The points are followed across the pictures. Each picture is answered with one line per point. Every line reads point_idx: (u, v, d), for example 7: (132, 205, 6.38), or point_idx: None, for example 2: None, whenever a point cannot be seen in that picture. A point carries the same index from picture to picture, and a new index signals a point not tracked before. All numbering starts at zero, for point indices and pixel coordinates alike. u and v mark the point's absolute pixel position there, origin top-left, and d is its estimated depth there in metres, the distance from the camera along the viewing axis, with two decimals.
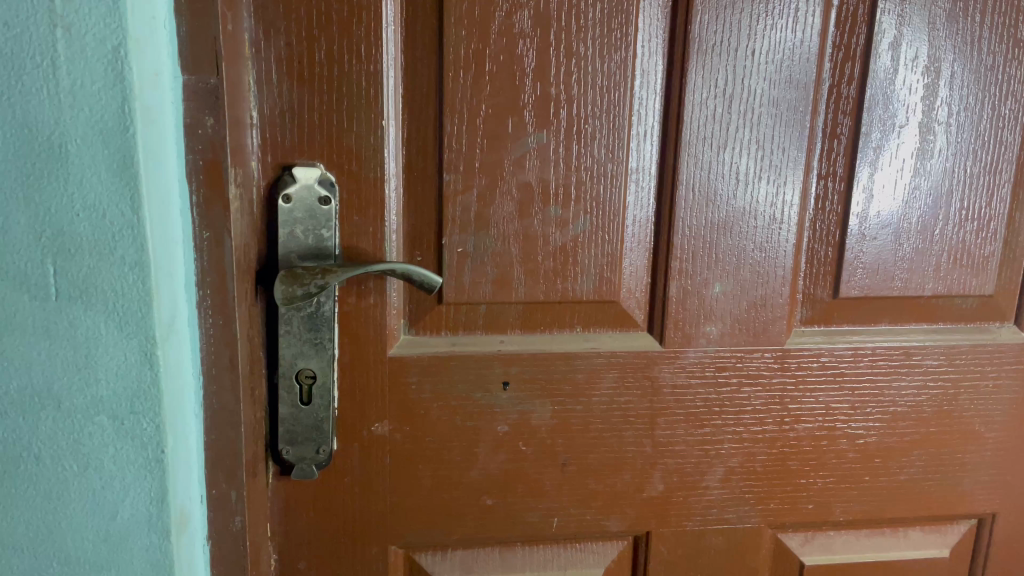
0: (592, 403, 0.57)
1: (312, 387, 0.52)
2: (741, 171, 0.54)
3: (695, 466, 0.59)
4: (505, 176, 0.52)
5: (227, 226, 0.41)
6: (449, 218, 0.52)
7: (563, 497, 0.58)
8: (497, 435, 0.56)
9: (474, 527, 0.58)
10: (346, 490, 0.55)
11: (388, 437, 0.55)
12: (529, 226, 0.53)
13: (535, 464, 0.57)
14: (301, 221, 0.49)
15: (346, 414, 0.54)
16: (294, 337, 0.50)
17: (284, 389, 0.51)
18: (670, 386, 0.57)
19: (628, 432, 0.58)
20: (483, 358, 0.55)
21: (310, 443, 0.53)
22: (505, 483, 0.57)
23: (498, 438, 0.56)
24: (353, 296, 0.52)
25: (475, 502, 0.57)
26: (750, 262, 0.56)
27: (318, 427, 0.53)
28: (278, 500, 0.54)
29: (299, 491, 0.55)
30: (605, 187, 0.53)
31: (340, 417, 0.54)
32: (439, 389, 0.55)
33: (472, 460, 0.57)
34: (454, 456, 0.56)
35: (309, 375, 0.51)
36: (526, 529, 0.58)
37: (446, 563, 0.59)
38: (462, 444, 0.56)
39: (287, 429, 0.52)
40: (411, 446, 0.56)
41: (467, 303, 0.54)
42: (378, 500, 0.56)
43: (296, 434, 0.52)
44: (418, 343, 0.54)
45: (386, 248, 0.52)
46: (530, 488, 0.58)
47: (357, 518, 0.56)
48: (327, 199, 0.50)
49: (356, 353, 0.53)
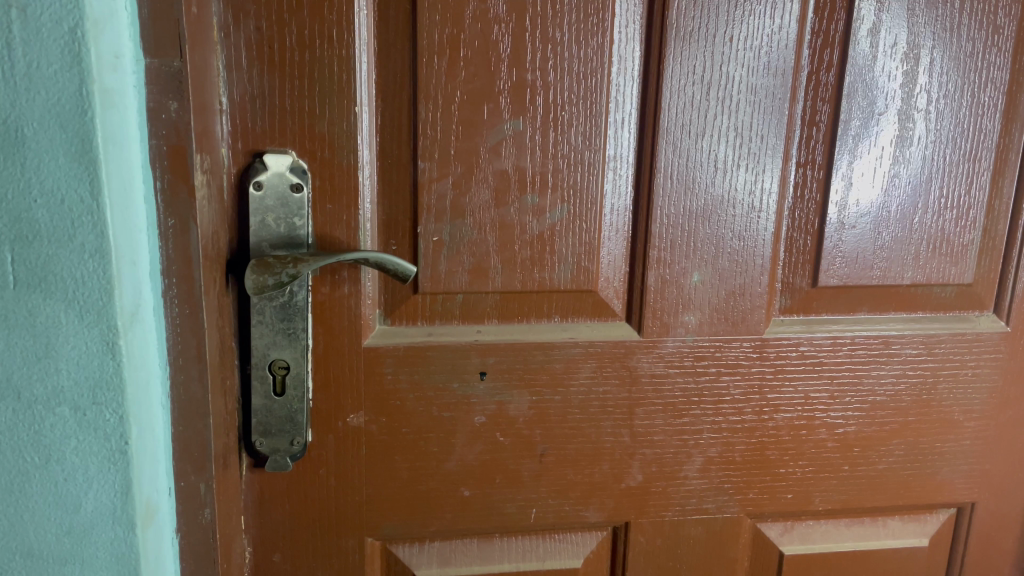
0: (569, 393, 0.56)
1: (285, 378, 0.51)
2: (720, 159, 0.54)
3: (673, 456, 0.59)
4: (481, 163, 0.51)
5: (193, 212, 0.40)
6: (424, 206, 0.51)
7: (541, 488, 0.58)
8: (474, 426, 0.56)
9: (452, 519, 0.57)
10: (321, 481, 0.55)
11: (363, 428, 0.54)
12: (505, 214, 0.52)
13: (513, 454, 0.57)
14: (272, 209, 0.49)
15: (321, 406, 0.53)
16: (267, 327, 0.50)
17: (256, 380, 0.51)
18: (649, 375, 0.57)
19: (606, 422, 0.57)
20: (460, 348, 0.54)
21: (283, 435, 0.52)
22: (482, 474, 0.57)
23: (475, 429, 0.56)
24: (327, 285, 0.51)
25: (452, 493, 0.57)
26: (728, 251, 0.56)
27: (292, 419, 0.52)
28: (252, 492, 0.54)
29: (273, 483, 0.54)
30: (582, 176, 0.53)
31: (314, 409, 0.53)
32: (415, 379, 0.54)
33: (449, 451, 0.56)
34: (431, 447, 0.56)
35: (282, 366, 0.51)
36: (503, 520, 0.58)
37: (424, 555, 0.58)
38: (439, 435, 0.56)
39: (261, 421, 0.52)
40: (387, 437, 0.55)
41: (443, 293, 0.53)
42: (353, 492, 0.56)
43: (269, 426, 0.52)
44: (393, 333, 0.54)
45: (360, 237, 0.51)
46: (508, 479, 0.57)
47: (332, 511, 0.56)
48: (299, 186, 0.49)
49: (330, 342, 0.52)
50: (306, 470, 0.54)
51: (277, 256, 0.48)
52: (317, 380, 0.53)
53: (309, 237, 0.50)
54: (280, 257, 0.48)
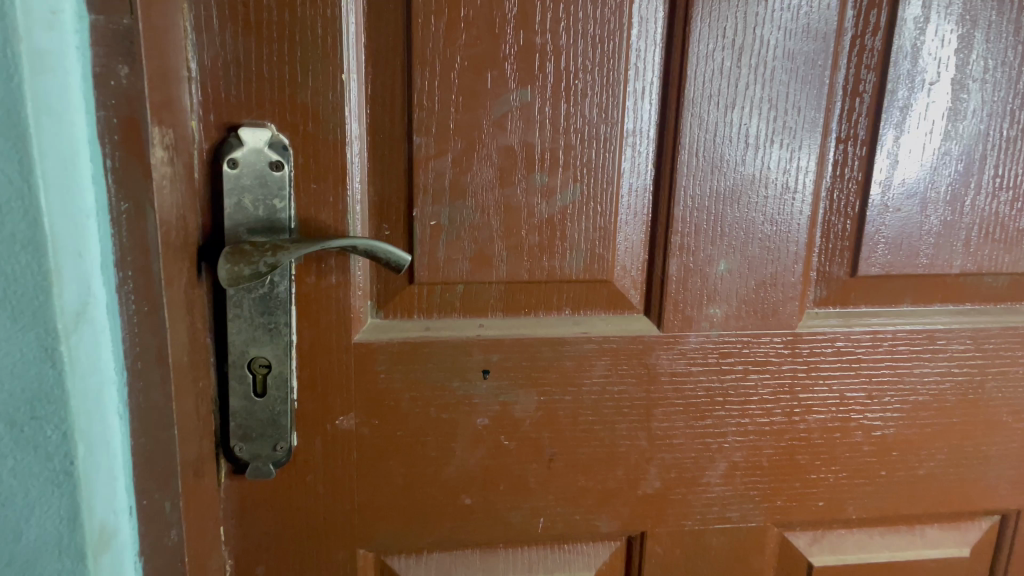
0: (581, 393, 0.51)
1: (267, 377, 0.46)
2: (751, 134, 0.48)
3: (695, 461, 0.54)
4: (484, 139, 0.46)
5: (149, 195, 0.35)
6: (419, 186, 0.46)
7: (550, 495, 0.53)
8: (475, 428, 0.51)
9: (453, 528, 0.52)
10: (308, 489, 0.50)
11: (354, 432, 0.49)
12: (511, 196, 0.47)
13: (519, 459, 0.52)
14: (249, 189, 0.43)
15: (307, 407, 0.48)
16: (244, 321, 0.45)
17: (234, 379, 0.46)
18: (669, 374, 0.51)
19: (621, 424, 0.52)
20: (460, 344, 0.49)
21: (265, 439, 0.47)
22: (485, 481, 0.52)
23: (476, 431, 0.51)
24: (312, 275, 0.46)
25: (452, 501, 0.52)
26: (759, 237, 0.50)
27: (274, 421, 0.47)
28: (232, 500, 0.49)
29: (256, 490, 0.49)
30: (597, 155, 0.47)
31: (300, 411, 0.48)
32: (411, 377, 0.49)
33: (448, 456, 0.51)
34: (429, 452, 0.51)
35: (264, 362, 0.46)
36: (508, 530, 0.53)
37: (421, 568, 0.53)
38: (437, 438, 0.50)
39: (240, 424, 0.47)
40: (380, 441, 0.50)
41: (442, 283, 0.48)
42: (343, 500, 0.51)
43: (250, 429, 0.47)
44: (386, 327, 0.49)
45: (350, 220, 0.46)
46: (513, 485, 0.52)
47: (321, 520, 0.51)
48: (279, 164, 0.44)
49: (316, 337, 0.47)
50: (292, 476, 0.49)
51: (253, 243, 0.43)
52: (302, 378, 0.48)
53: (291, 219, 0.45)
54: (256, 243, 0.43)
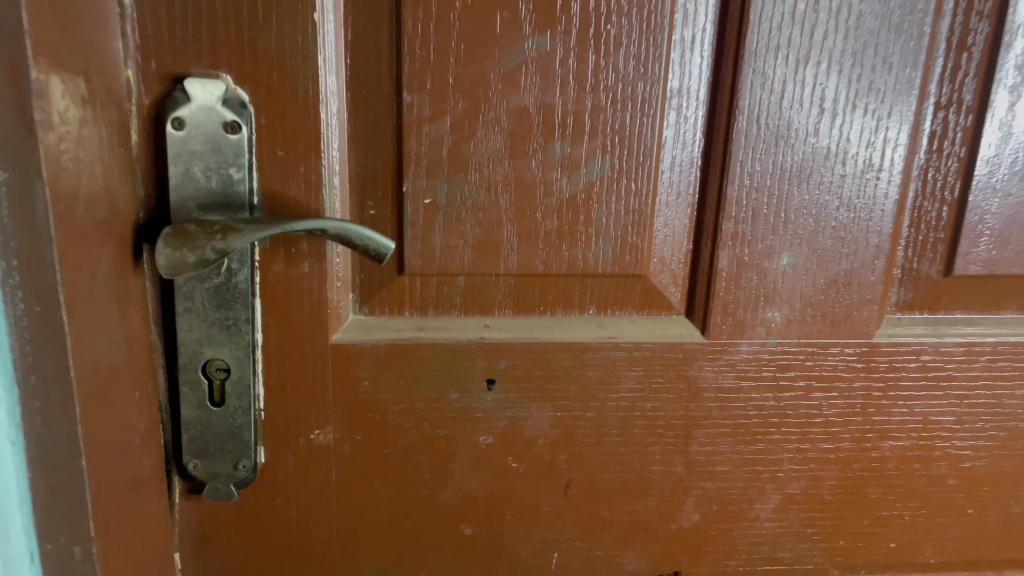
0: (606, 410, 0.42)
1: (225, 384, 0.39)
2: (828, 97, 0.38)
3: (741, 492, 0.45)
4: (491, 98, 0.37)
5: (35, 163, 0.26)
6: (411, 156, 0.37)
7: (566, 528, 0.44)
8: (477, 448, 0.42)
9: (450, 561, 0.44)
10: (279, 513, 0.42)
11: (333, 448, 0.41)
12: (524, 169, 0.38)
13: (529, 485, 0.43)
14: (199, 156, 0.35)
15: (276, 419, 0.41)
16: (197, 317, 0.37)
17: (186, 386, 0.38)
18: (714, 389, 0.42)
19: (654, 448, 0.43)
20: (461, 348, 0.40)
21: (224, 455, 0.40)
22: (489, 509, 0.44)
23: (479, 452, 0.42)
24: (280, 262, 0.38)
25: (450, 531, 0.44)
26: (832, 226, 0.40)
27: (235, 436, 0.39)
28: (189, 524, 0.42)
29: (216, 514, 0.42)
30: (631, 122, 0.38)
31: (267, 422, 0.41)
32: (401, 386, 0.41)
33: (445, 479, 0.43)
34: (422, 474, 0.43)
35: (221, 365, 0.38)
36: (515, 566, 0.45)
37: None
38: (432, 458, 0.42)
39: (194, 439, 0.39)
40: (364, 460, 0.42)
41: (439, 274, 0.39)
42: (320, 528, 0.43)
43: (205, 445, 0.39)
44: (372, 326, 0.40)
45: (325, 196, 0.37)
46: (522, 515, 0.44)
47: (294, 548, 0.43)
48: (235, 125, 0.35)
49: (285, 337, 0.39)
50: (259, 498, 0.42)
51: (200, 222, 0.35)
52: (270, 385, 0.40)
53: (252, 193, 0.37)
54: (203, 223, 0.35)
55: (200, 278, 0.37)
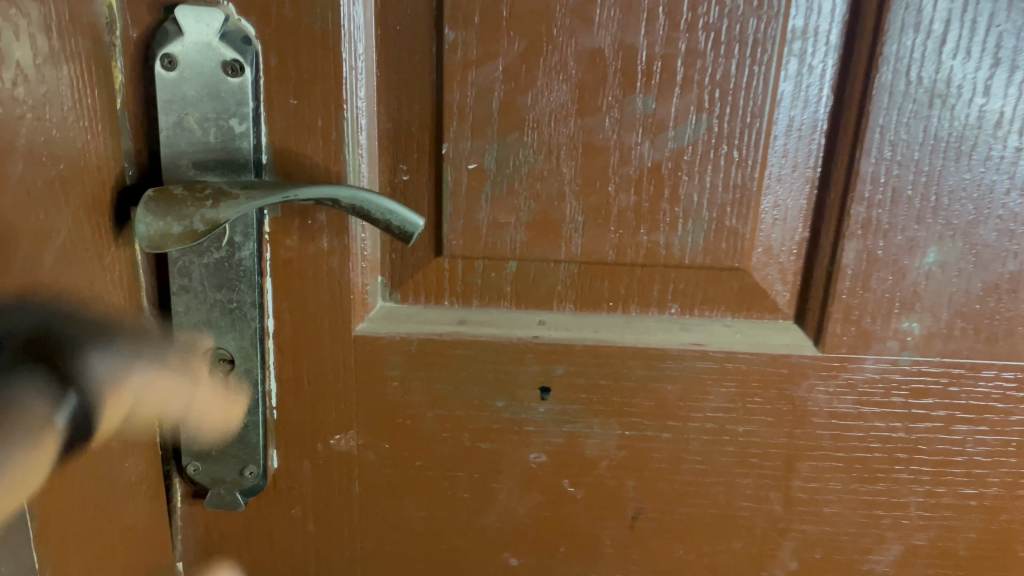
0: (687, 432, 0.34)
1: (229, 378, 0.32)
2: (1009, 43, 0.28)
3: (852, 540, 0.36)
4: (556, 36, 0.29)
5: None
6: (452, 108, 0.30)
7: (631, 566, 0.37)
8: (526, 467, 0.35)
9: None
10: (294, 526, 0.36)
11: (356, 457, 0.35)
12: (594, 129, 0.30)
13: (588, 514, 0.36)
14: (194, 104, 0.29)
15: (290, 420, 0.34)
16: (195, 298, 0.31)
17: None
18: (825, 415, 0.34)
19: (744, 480, 0.35)
20: (509, 349, 0.33)
21: (228, 460, 0.34)
22: (538, 538, 0.36)
23: (528, 471, 0.35)
24: (294, 236, 0.31)
25: (492, 559, 0.37)
26: (999, 215, 0.31)
27: (241, 438, 0.33)
28: (193, 534, 0.36)
29: (225, 523, 0.36)
30: (738, 73, 0.29)
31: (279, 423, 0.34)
32: (438, 390, 0.34)
33: (487, 500, 0.36)
34: (460, 493, 0.36)
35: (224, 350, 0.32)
36: None
37: None
38: (472, 476, 0.35)
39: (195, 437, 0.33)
40: (393, 472, 0.35)
41: (485, 258, 0.32)
42: (341, 545, 0.37)
43: (206, 447, 0.33)
44: (404, 317, 0.33)
45: (348, 157, 0.30)
46: (578, 548, 0.37)
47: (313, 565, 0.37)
48: (237, 65, 0.29)
49: (300, 325, 0.33)
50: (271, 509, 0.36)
51: (189, 186, 0.28)
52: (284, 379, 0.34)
53: (257, 150, 0.30)
54: (192, 187, 0.28)
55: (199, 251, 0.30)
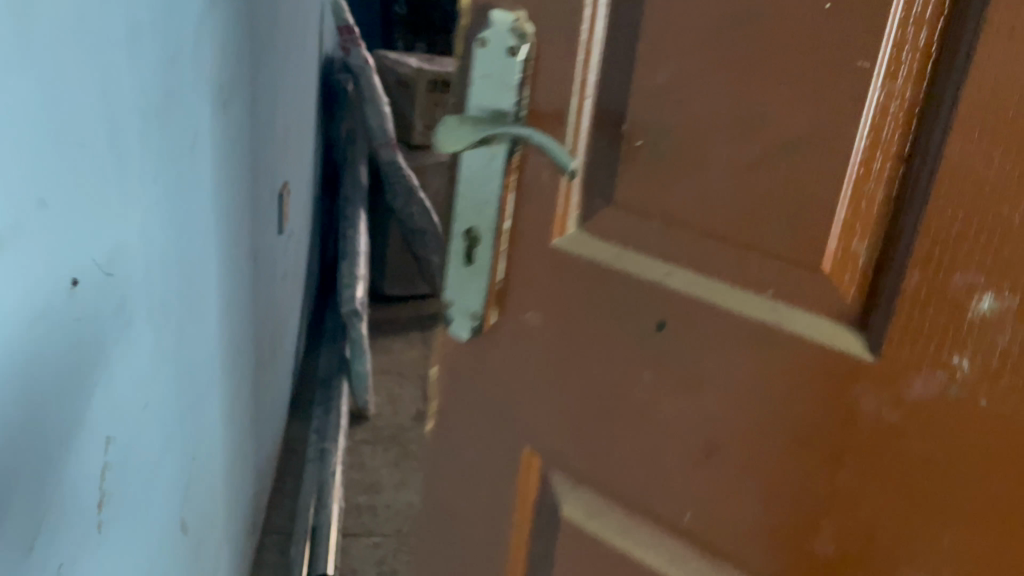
0: (771, 381, 0.49)
1: (473, 244, 0.59)
2: None
3: (888, 533, 0.47)
4: (723, 54, 0.46)
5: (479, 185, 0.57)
6: (663, 111, 0.49)
7: (722, 484, 0.53)
8: (650, 376, 0.54)
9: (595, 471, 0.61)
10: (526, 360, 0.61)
11: (535, 328, 0.60)
12: (750, 122, 0.46)
13: (683, 422, 0.54)
14: (484, 65, 0.54)
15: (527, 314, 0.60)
16: (468, 195, 0.58)
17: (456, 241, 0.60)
18: (871, 421, 0.45)
19: (793, 437, 0.49)
20: (648, 285, 0.53)
21: (468, 299, 0.61)
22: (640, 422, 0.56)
23: (654, 380, 0.54)
24: (519, 168, 0.56)
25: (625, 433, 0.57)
26: None
27: (474, 281, 0.60)
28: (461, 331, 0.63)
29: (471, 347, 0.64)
30: (798, 119, 0.44)
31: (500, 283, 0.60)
32: (595, 298, 0.55)
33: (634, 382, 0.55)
34: (596, 370, 0.57)
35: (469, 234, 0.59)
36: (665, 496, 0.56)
37: (579, 496, 0.62)
38: (613, 365, 0.56)
39: None
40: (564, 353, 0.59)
41: (646, 212, 0.53)
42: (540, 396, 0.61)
43: (458, 286, 0.61)
44: (583, 242, 0.56)
45: (541, 138, 0.51)
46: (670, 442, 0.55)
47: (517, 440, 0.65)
48: (515, 50, 0.52)
49: (529, 237, 0.58)
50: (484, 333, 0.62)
51: (476, 120, 0.54)
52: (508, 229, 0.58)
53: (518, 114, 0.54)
54: (481, 122, 0.54)
55: (469, 172, 0.57)
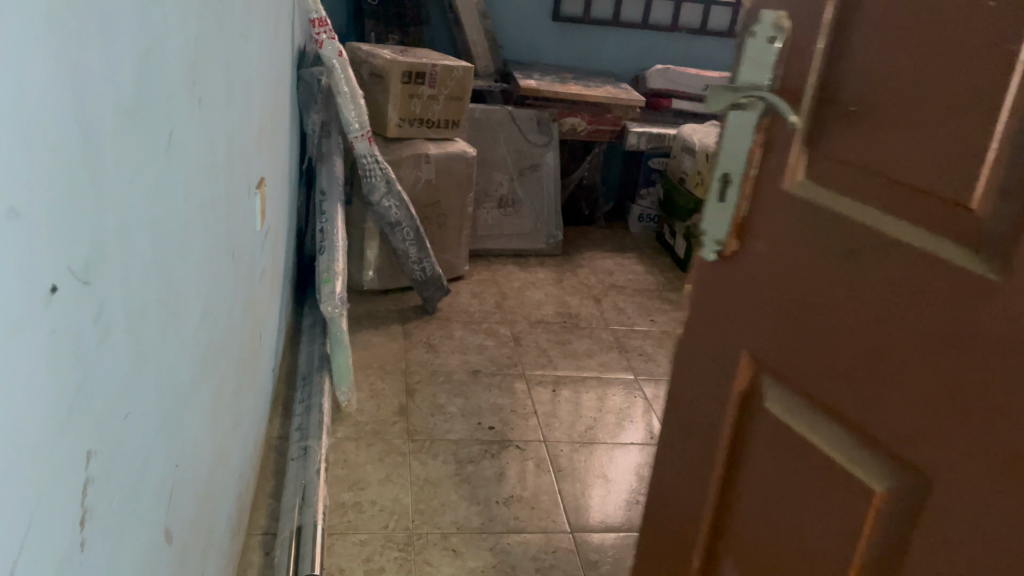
0: (916, 282, 0.62)
1: (727, 185, 0.80)
2: None
3: (1001, 431, 0.56)
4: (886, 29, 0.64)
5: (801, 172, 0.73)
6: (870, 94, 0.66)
7: (875, 394, 0.67)
8: (837, 284, 0.70)
9: (797, 387, 0.76)
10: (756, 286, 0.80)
11: (768, 256, 0.78)
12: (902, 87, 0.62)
13: (846, 324, 0.69)
14: (756, 53, 0.75)
15: (758, 257, 0.79)
16: (732, 154, 0.79)
17: (716, 185, 0.81)
18: (989, 325, 0.57)
19: (938, 341, 0.60)
20: (861, 217, 0.67)
21: (716, 227, 0.82)
22: (831, 325, 0.71)
23: (834, 280, 0.70)
24: (766, 137, 0.76)
25: (825, 344, 0.72)
26: None
27: (722, 219, 0.82)
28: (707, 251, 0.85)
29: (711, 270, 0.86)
30: (980, 81, 0.57)
31: (742, 217, 0.80)
32: (818, 220, 0.71)
33: (832, 302, 0.70)
34: (836, 298, 0.70)
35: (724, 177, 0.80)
36: (839, 404, 0.71)
37: (789, 401, 0.78)
38: (825, 279, 0.71)
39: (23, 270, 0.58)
40: (794, 292, 0.75)
41: (849, 157, 0.68)
42: (759, 311, 0.80)
43: (716, 222, 0.82)
44: (812, 188, 0.73)
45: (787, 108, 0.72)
46: (845, 358, 0.70)
47: (743, 347, 0.83)
48: (774, 38, 0.74)
49: (767, 186, 0.77)
50: (726, 258, 0.83)
51: (735, 93, 0.76)
52: (753, 175, 0.78)
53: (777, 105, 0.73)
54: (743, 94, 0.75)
55: (732, 131, 0.78)
